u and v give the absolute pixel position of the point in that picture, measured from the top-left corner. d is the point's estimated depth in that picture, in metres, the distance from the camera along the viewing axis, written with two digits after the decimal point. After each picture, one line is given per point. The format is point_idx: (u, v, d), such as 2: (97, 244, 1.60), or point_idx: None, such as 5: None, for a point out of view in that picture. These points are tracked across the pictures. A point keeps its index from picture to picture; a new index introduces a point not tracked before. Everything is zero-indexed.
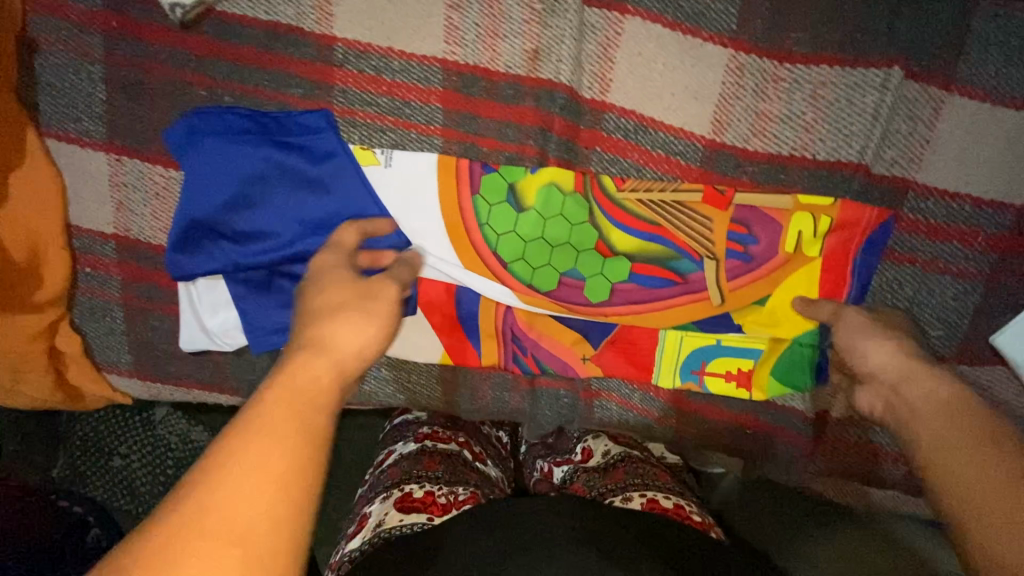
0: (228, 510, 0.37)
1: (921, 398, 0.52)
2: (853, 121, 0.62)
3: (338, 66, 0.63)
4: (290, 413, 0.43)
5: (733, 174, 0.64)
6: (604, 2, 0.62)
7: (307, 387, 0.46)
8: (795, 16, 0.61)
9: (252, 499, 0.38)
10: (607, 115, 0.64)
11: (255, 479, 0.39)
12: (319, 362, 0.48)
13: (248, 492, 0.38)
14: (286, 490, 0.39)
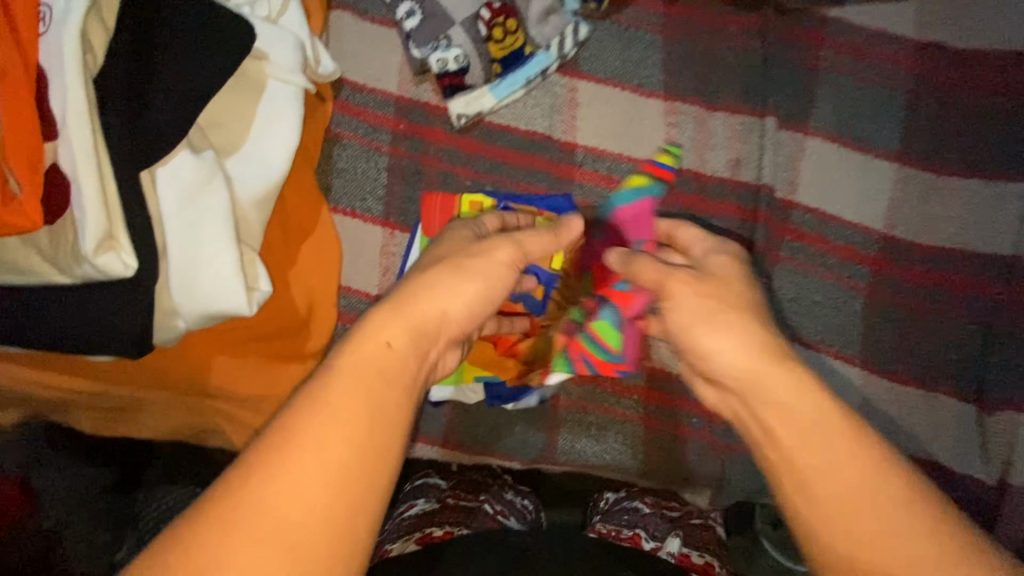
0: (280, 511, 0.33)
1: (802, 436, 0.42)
2: (1005, 220, 0.75)
3: (581, 165, 0.77)
4: (359, 395, 0.38)
5: (904, 260, 0.77)
6: (790, 123, 0.78)
7: (371, 357, 0.40)
8: (943, 141, 0.78)
9: (311, 498, 0.34)
10: (795, 210, 0.78)
11: (318, 476, 0.35)
12: (399, 329, 0.42)
13: (297, 496, 0.34)
14: (333, 495, 0.34)
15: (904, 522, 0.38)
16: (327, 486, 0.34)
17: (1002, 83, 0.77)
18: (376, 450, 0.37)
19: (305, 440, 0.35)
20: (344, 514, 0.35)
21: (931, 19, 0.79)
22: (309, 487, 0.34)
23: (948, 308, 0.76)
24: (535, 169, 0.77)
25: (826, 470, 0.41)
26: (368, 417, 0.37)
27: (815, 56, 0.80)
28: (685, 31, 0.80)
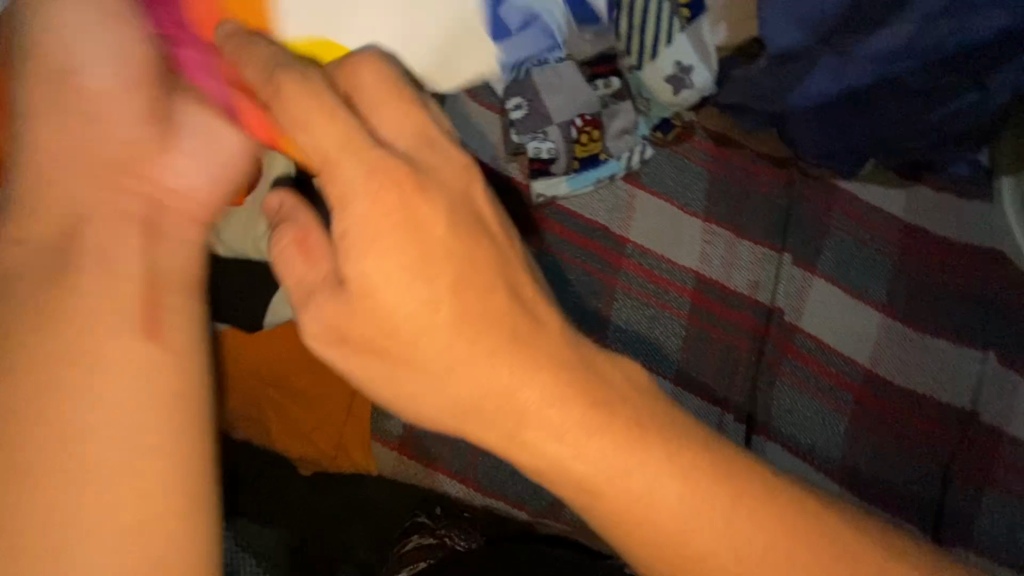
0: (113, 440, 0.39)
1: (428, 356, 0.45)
2: (962, 379, 0.91)
3: (629, 257, 0.92)
4: (99, 290, 0.42)
5: (882, 395, 0.90)
6: (802, 262, 0.94)
7: (59, 204, 0.44)
8: (919, 304, 0.94)
9: (131, 432, 0.40)
10: (798, 333, 0.91)
11: (133, 408, 0.40)
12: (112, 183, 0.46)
13: (127, 430, 0.40)
14: (161, 435, 0.41)
15: (658, 481, 0.46)
16: (129, 408, 0.40)
17: (968, 269, 0.96)
18: (169, 377, 0.42)
19: (103, 367, 0.40)
20: (167, 441, 0.41)
21: (917, 207, 0.99)
22: (120, 419, 0.40)
23: (916, 445, 0.89)
24: (587, 252, 0.92)
25: (608, 465, 0.46)
26: (112, 322, 0.41)
27: (827, 214, 0.98)
28: (730, 171, 0.97)
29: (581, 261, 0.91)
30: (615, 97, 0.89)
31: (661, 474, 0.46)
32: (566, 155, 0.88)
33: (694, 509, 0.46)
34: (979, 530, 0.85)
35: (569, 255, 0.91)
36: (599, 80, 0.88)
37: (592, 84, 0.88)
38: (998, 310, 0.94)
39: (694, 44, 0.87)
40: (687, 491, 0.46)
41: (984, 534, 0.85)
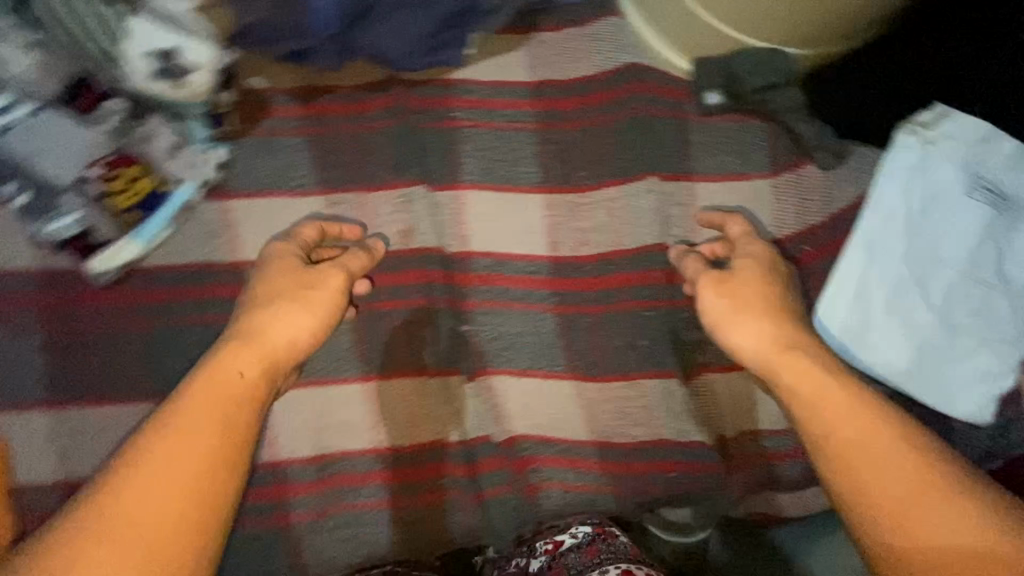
0: (138, 493, 0.52)
1: (793, 368, 0.65)
2: (644, 214, 0.84)
3: (251, 281, 0.78)
4: (215, 416, 0.58)
5: (578, 274, 0.84)
6: (443, 184, 0.84)
7: (224, 379, 0.60)
8: (577, 161, 0.86)
9: (188, 470, 0.54)
10: (472, 258, 0.83)
11: (189, 463, 0.55)
12: (249, 364, 0.62)
13: (187, 460, 0.55)
14: (200, 476, 0.54)
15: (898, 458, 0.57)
16: (196, 456, 0.55)
17: (608, 98, 0.88)
18: (230, 438, 0.57)
19: (165, 438, 0.55)
20: (201, 487, 0.54)
21: (537, 61, 0.90)
22: (182, 472, 0.54)
23: (627, 304, 0.84)
24: (201, 301, 0.77)
25: (858, 453, 0.58)
26: (217, 412, 0.58)
27: (451, 118, 0.87)
28: (326, 128, 0.85)
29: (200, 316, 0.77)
30: (134, 119, 0.76)
31: (864, 415, 0.60)
32: (108, 214, 0.73)
33: (920, 465, 0.56)
34: (712, 350, 0.84)
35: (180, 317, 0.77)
36: (96, 115, 0.75)
37: (92, 120, 0.74)
38: (647, 128, 0.87)
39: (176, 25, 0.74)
40: (913, 465, 0.56)
41: (717, 351, 0.84)
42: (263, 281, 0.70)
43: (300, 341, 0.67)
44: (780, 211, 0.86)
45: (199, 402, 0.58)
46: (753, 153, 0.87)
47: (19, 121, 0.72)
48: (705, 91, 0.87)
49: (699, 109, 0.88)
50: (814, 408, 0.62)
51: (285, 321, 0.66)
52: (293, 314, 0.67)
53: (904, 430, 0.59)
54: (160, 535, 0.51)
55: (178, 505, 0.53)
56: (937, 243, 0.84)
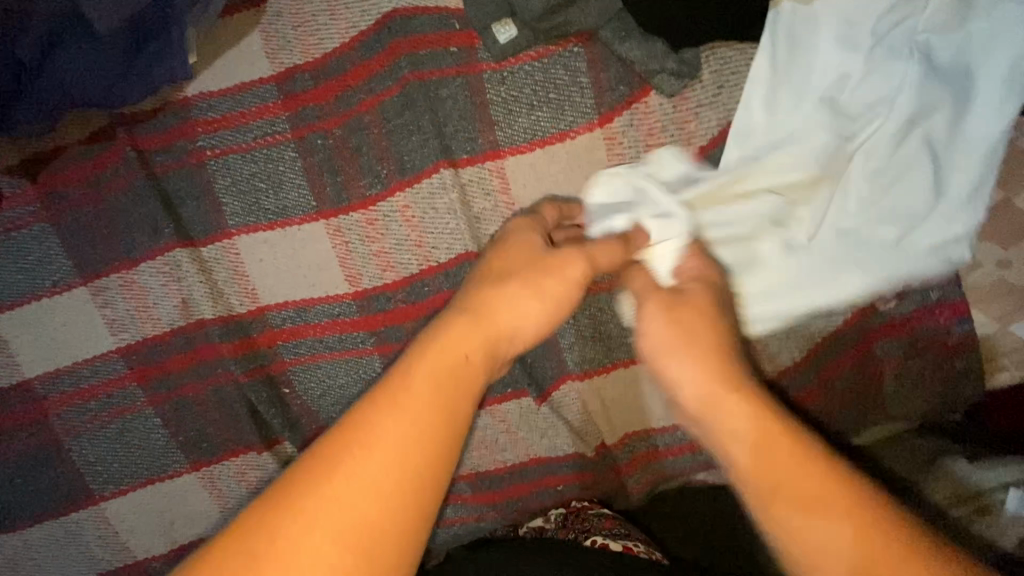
0: (344, 505, 0.35)
1: (724, 407, 0.44)
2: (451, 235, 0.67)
3: (46, 397, 0.72)
4: (434, 392, 0.39)
5: (389, 306, 0.70)
6: (210, 236, 0.71)
7: (449, 358, 0.41)
8: (353, 167, 0.68)
9: (382, 465, 0.36)
10: (268, 314, 0.71)
11: (401, 451, 0.37)
12: (473, 342, 0.43)
13: (394, 453, 0.36)
14: (403, 469, 0.36)
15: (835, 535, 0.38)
16: (402, 449, 0.37)
17: (373, 70, 0.67)
18: (445, 423, 0.39)
19: (398, 396, 0.38)
20: (411, 480, 0.36)
21: (276, 42, 0.69)
22: (376, 463, 0.36)
23: None
24: (0, 432, 0.72)
25: (777, 478, 0.41)
26: (445, 385, 0.40)
27: (195, 150, 0.70)
28: (65, 203, 0.72)
29: (4, 447, 0.72)
30: None
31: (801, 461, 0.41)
32: None
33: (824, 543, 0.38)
34: (567, 356, 0.70)
35: None
36: None
37: None
38: (429, 97, 0.66)
39: None
40: (811, 511, 0.39)
41: (573, 357, 0.70)
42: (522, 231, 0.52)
43: (523, 331, 0.46)
44: (620, 169, 0.65)
45: (421, 365, 0.40)
46: (572, 96, 0.64)
47: None
48: (491, 24, 0.62)
49: (489, 53, 0.64)
50: (733, 435, 0.43)
51: (511, 308, 0.45)
52: (515, 297, 0.46)
53: (802, 459, 0.41)
54: (382, 513, 0.35)
55: (371, 514, 0.35)
56: (813, 156, 0.60)
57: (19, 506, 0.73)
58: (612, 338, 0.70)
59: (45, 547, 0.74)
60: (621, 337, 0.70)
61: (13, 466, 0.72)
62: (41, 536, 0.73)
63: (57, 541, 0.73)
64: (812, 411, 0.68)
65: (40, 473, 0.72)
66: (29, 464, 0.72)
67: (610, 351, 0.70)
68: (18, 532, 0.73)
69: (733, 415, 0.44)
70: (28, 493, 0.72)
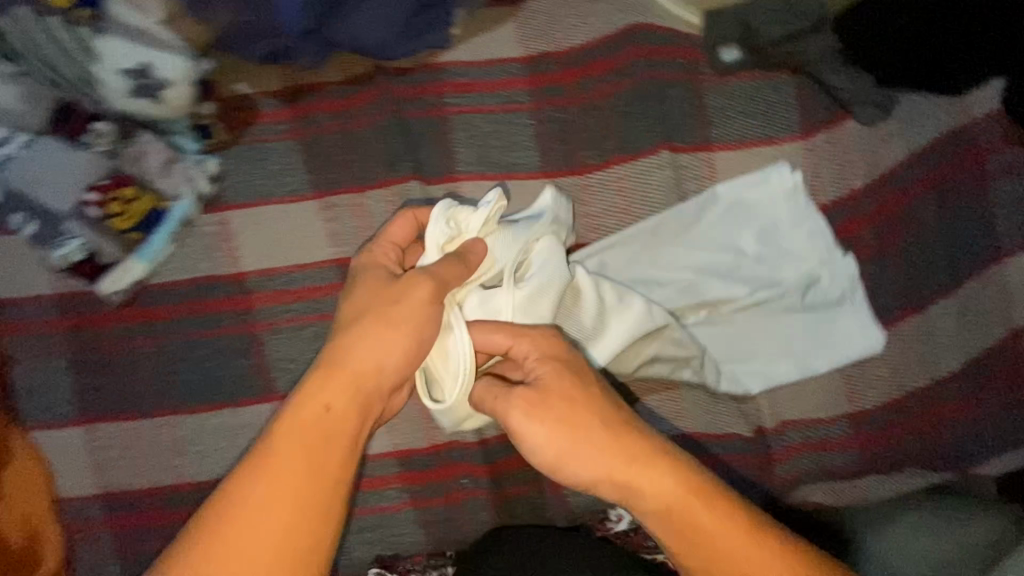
0: (251, 531, 0.46)
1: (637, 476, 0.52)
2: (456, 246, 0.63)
3: (255, 291, 0.78)
4: (298, 452, 0.49)
5: None
6: (438, 177, 0.81)
7: (314, 416, 0.51)
8: (579, 140, 0.79)
9: (266, 516, 0.47)
10: None
11: (287, 499, 0.47)
12: (334, 391, 0.52)
13: (270, 505, 0.47)
14: (306, 524, 0.47)
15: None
16: (280, 506, 0.47)
17: (608, 67, 0.80)
18: (330, 479, 0.49)
19: (258, 482, 0.48)
20: (303, 521, 0.47)
21: (529, 32, 0.82)
22: (276, 493, 0.47)
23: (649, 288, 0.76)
24: (205, 314, 0.77)
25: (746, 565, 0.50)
26: (320, 451, 0.50)
27: (440, 105, 0.82)
28: (315, 129, 0.82)
29: (206, 330, 0.77)
30: (120, 140, 0.74)
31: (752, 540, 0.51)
32: (108, 235, 0.73)
33: None
34: None
35: (190, 333, 0.77)
36: (86, 136, 0.73)
37: (81, 144, 0.73)
38: (657, 93, 0.78)
39: (127, 37, 0.67)
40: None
41: None
42: (391, 304, 0.56)
43: (348, 429, 0.52)
44: (815, 177, 0.76)
45: (284, 436, 0.49)
46: (782, 112, 0.76)
47: (13, 154, 0.71)
48: (720, 45, 0.76)
49: (713, 69, 0.78)
50: (699, 531, 0.51)
51: (366, 341, 0.54)
52: (331, 407, 0.51)
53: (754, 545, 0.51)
54: (287, 556, 0.46)
55: (279, 540, 0.46)
56: (706, 277, 0.75)
57: (204, 387, 0.76)
58: None
59: (211, 435, 0.75)
60: (794, 325, 0.77)
61: (209, 348, 0.77)
62: (213, 422, 0.76)
63: (228, 430, 0.76)
64: (966, 420, 0.75)
65: (232, 360, 0.77)
66: (225, 349, 0.77)
67: None
68: (193, 414, 0.76)
69: (654, 480, 0.52)
70: (216, 376, 0.77)
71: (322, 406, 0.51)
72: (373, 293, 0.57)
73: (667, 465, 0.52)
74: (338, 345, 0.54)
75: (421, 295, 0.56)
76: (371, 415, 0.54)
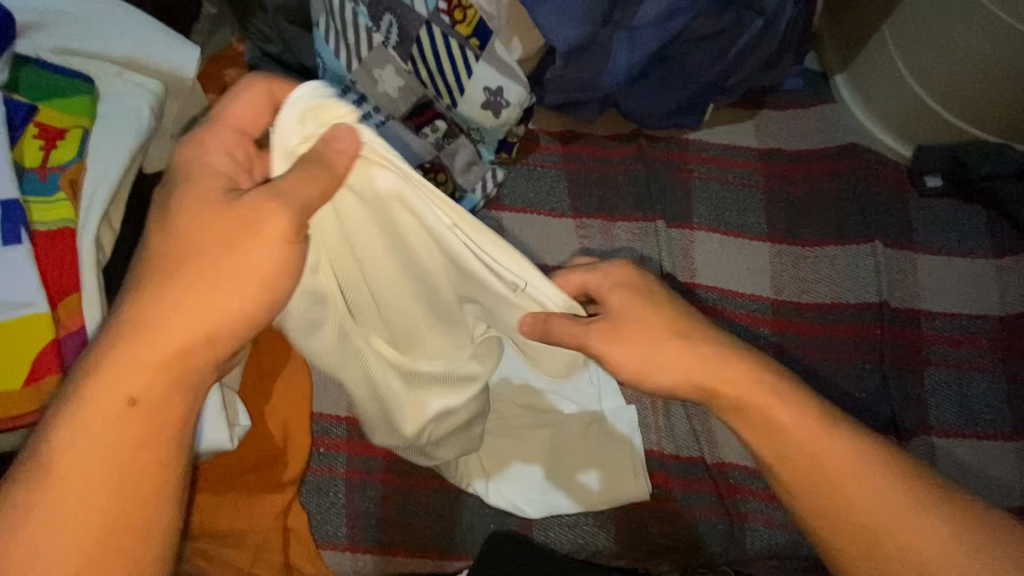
0: (72, 515, 0.42)
1: (793, 420, 0.55)
2: (422, 256, 0.53)
3: None
4: (120, 426, 0.44)
5: (797, 318, 0.91)
6: (677, 222, 0.97)
7: (110, 407, 0.43)
8: (802, 219, 0.95)
9: (95, 484, 0.43)
10: (699, 289, 0.93)
11: (104, 462, 0.43)
12: (144, 362, 0.44)
13: (98, 474, 0.43)
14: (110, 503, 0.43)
15: (947, 522, 0.51)
16: (101, 487, 0.43)
17: (831, 168, 0.98)
18: (137, 439, 0.44)
19: (76, 433, 0.43)
20: (114, 487, 0.43)
21: (764, 132, 1.03)
22: (77, 479, 0.42)
23: (851, 350, 0.88)
24: None
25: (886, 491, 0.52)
26: (139, 422, 0.44)
27: (686, 169, 1.00)
28: (581, 165, 1.01)
29: None
30: (447, 138, 0.92)
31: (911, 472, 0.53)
32: None
33: (885, 514, 0.51)
34: (932, 411, 0.87)
35: None
36: (426, 128, 0.91)
37: (420, 134, 0.91)
38: (871, 197, 0.96)
39: (496, 66, 0.87)
40: (869, 498, 0.52)
41: (937, 413, 0.86)
42: (227, 247, 0.46)
43: (149, 423, 0.44)
44: (1002, 291, 0.90)
45: (97, 402, 0.43)
46: (974, 235, 0.93)
47: (371, 127, 0.90)
48: (925, 174, 0.96)
49: (918, 191, 0.96)
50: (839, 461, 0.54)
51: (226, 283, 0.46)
52: (113, 382, 0.44)
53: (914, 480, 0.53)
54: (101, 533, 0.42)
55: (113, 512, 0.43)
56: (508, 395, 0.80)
57: None
58: (970, 410, 0.87)
59: None
60: (979, 413, 0.86)
61: None
62: None
63: None
64: None
65: None
66: None
67: (966, 422, 0.86)
68: None
69: (835, 453, 0.54)
70: None
71: (123, 398, 0.44)
72: (200, 240, 0.46)
73: (852, 437, 0.54)
74: (152, 306, 0.45)
75: (275, 224, 0.45)
76: (201, 404, 0.48)
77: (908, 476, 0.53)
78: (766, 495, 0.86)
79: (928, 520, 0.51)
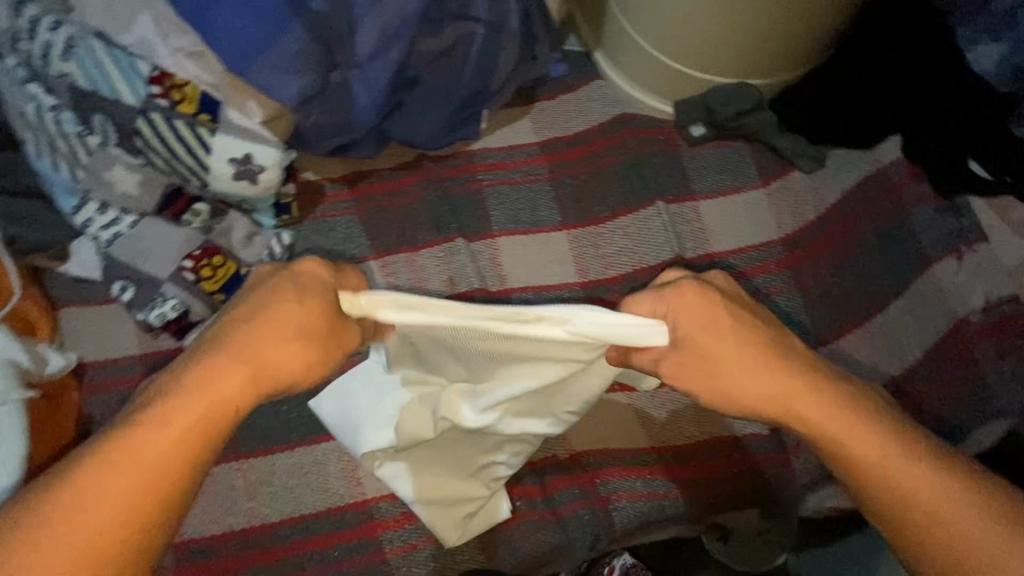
0: (124, 488, 0.48)
1: (814, 409, 0.57)
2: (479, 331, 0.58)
3: None
4: (197, 426, 0.51)
5: (607, 294, 0.94)
6: (478, 235, 0.98)
7: (198, 401, 0.52)
8: (590, 199, 0.99)
9: (148, 466, 0.49)
10: (514, 294, 0.95)
11: (161, 454, 0.49)
12: (224, 377, 0.53)
13: (151, 461, 0.49)
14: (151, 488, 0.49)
15: (956, 497, 0.52)
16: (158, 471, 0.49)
17: (605, 144, 1.02)
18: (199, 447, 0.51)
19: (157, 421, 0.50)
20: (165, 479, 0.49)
21: (541, 124, 1.05)
22: (142, 465, 0.49)
23: None
24: None
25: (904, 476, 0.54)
26: (196, 438, 0.51)
27: (475, 180, 1.01)
28: (372, 203, 0.99)
29: None
30: (213, 218, 0.88)
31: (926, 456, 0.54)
32: (199, 295, 0.85)
33: (915, 499, 0.53)
34: None
35: None
36: (185, 215, 0.86)
37: (181, 222, 0.86)
38: (646, 161, 1.00)
39: (237, 135, 0.83)
40: (901, 485, 0.54)
41: None
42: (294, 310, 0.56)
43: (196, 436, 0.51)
44: (776, 215, 0.98)
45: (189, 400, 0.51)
46: (741, 170, 1.00)
47: (123, 232, 0.84)
48: (687, 126, 1.02)
49: (686, 142, 1.02)
50: (864, 447, 0.55)
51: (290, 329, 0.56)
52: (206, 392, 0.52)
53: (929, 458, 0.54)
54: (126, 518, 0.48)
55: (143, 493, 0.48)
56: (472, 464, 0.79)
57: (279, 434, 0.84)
58: None
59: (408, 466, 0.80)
60: None
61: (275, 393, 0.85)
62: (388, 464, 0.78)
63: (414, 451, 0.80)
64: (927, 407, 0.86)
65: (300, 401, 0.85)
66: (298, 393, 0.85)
67: None
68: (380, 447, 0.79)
69: (866, 441, 0.55)
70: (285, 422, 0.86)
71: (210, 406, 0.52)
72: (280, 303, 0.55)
73: (871, 423, 0.56)
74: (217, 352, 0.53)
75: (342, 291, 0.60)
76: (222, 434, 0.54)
77: (917, 450, 0.55)
78: (620, 471, 0.88)
79: (942, 501, 0.52)
